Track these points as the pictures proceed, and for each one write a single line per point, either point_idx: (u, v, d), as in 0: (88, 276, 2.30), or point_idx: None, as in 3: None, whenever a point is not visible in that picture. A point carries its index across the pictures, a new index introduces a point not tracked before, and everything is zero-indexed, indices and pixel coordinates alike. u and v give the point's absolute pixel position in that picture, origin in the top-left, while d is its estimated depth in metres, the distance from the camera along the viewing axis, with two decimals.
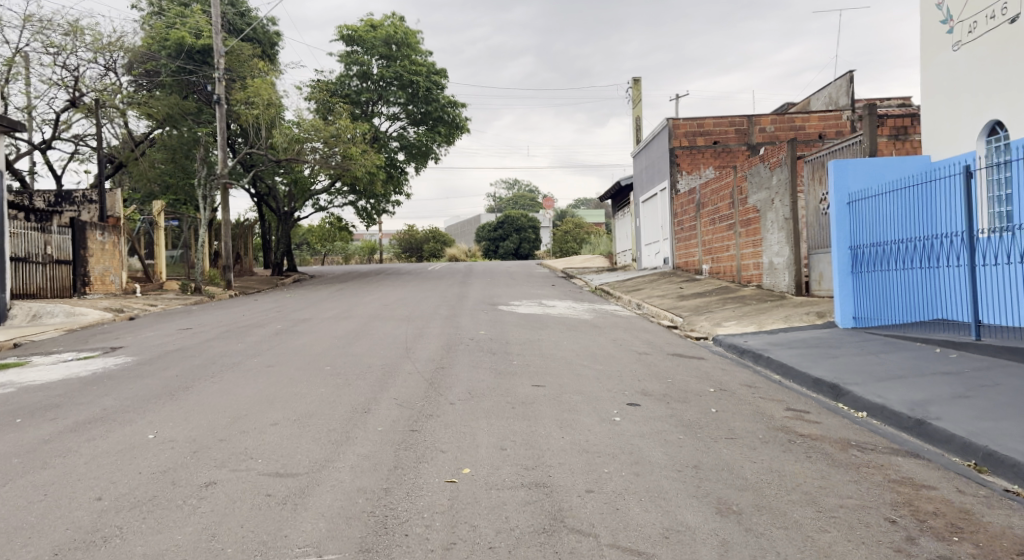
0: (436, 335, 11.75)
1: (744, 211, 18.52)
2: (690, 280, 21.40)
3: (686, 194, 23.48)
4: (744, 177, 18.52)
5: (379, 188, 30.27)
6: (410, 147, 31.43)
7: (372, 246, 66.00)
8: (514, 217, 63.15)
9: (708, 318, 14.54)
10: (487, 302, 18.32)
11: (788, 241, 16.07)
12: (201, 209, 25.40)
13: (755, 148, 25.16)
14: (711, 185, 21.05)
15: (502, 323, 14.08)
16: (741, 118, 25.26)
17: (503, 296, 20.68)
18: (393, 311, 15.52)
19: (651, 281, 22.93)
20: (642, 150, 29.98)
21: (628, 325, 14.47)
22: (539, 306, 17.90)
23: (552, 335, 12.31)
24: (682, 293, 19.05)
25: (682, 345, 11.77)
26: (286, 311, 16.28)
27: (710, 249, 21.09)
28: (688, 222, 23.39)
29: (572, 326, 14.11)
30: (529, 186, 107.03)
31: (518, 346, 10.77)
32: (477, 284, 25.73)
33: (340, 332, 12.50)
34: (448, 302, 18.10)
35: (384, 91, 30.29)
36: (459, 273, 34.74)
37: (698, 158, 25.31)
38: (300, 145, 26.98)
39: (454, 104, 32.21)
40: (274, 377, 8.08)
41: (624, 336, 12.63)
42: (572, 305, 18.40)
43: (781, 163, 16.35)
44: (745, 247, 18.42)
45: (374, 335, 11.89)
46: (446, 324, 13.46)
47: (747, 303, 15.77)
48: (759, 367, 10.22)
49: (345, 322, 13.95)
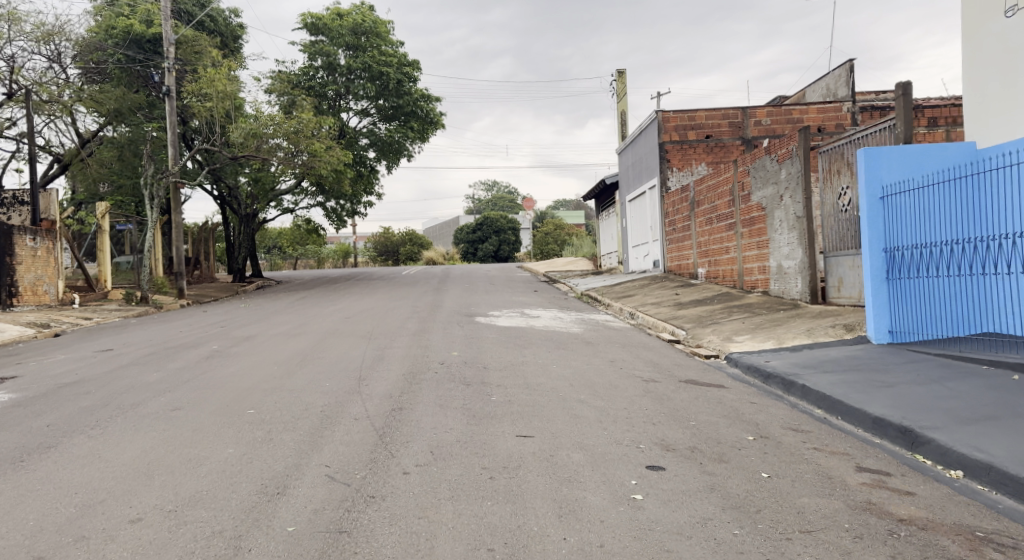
0: (399, 358, 9.87)
1: (747, 208, 16.65)
2: (685, 285, 19.58)
3: (679, 192, 21.64)
4: (746, 172, 16.66)
5: (347, 187, 28.39)
6: (381, 143, 29.59)
7: (347, 249, 63.82)
8: (493, 219, 61.19)
9: (714, 331, 12.72)
10: (463, 312, 16.41)
11: (801, 242, 14.23)
12: (149, 211, 23.23)
13: (751, 142, 23.32)
14: (707, 183, 19.19)
15: (479, 339, 12.18)
16: (735, 110, 23.38)
17: (481, 304, 18.74)
18: (354, 325, 13.60)
19: (642, 287, 21.08)
20: (628, 145, 28.10)
21: (622, 340, 12.63)
22: (522, 316, 16.03)
23: (537, 356, 10.44)
24: (677, 299, 17.23)
25: (691, 367, 9.96)
26: (233, 326, 14.31)
27: (706, 252, 19.27)
28: (681, 223, 21.57)
29: (559, 341, 12.26)
30: (508, 187, 105.17)
31: (498, 373, 8.89)
32: (453, 291, 23.77)
33: (287, 354, 10.58)
34: (419, 312, 16.20)
35: (352, 84, 28.35)
36: (435, 277, 32.79)
37: (691, 153, 23.48)
38: (261, 141, 25.01)
39: (427, 98, 30.29)
40: (176, 425, 6.19)
41: (621, 354, 10.80)
42: (557, 315, 16.49)
43: (792, 154, 14.50)
44: (749, 249, 16.57)
45: (325, 359, 9.92)
46: (413, 343, 11.56)
47: (756, 311, 13.96)
48: (793, 397, 8.37)
49: (296, 341, 12.00)
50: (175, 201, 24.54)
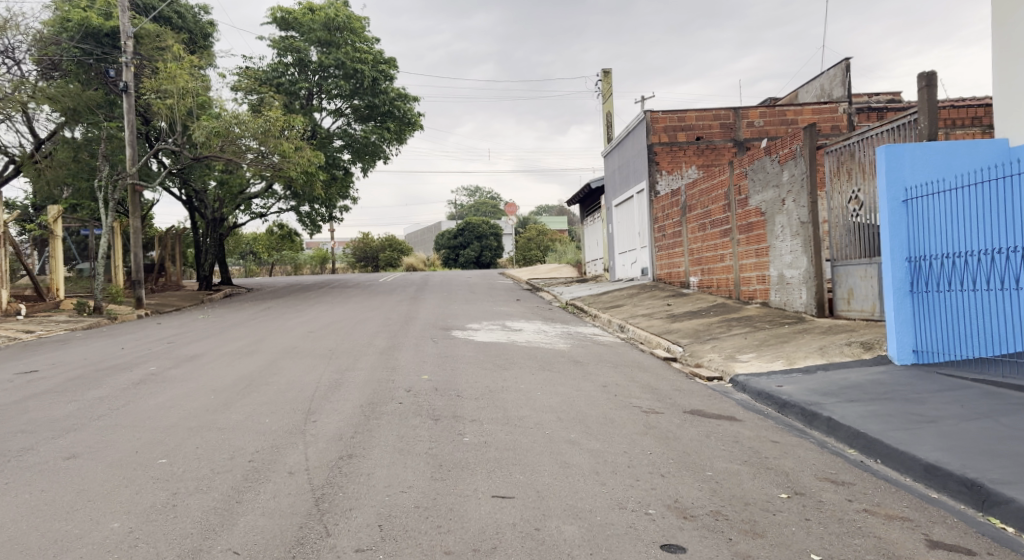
0: (360, 384, 8.62)
1: (744, 213, 15.41)
2: (676, 295, 18.40)
3: (670, 197, 20.47)
4: (743, 174, 15.46)
5: (319, 190, 27.25)
6: (355, 144, 28.49)
7: (324, 255, 62.39)
8: (474, 224, 59.96)
9: (714, 348, 11.53)
10: (439, 325, 15.17)
11: (806, 250, 12.96)
12: (104, 215, 21.99)
13: (743, 145, 22.13)
14: (700, 187, 18.02)
15: (454, 358, 10.93)
16: (726, 110, 22.16)
17: (458, 316, 17.47)
18: (316, 342, 12.33)
19: (630, 297, 19.89)
20: (615, 147, 26.89)
21: (613, 358, 11.42)
22: (502, 330, 14.82)
23: (519, 380, 9.22)
24: (670, 311, 16.05)
25: (693, 393, 8.77)
26: (184, 344, 13.01)
27: (699, 259, 18.10)
28: (672, 229, 20.41)
29: (543, 360, 11.05)
30: (490, 193, 104.02)
31: (474, 404, 7.65)
32: (430, 300, 22.49)
33: (233, 378, 9.31)
34: (390, 325, 14.99)
35: (325, 81, 27.24)
36: (413, 283, 31.51)
37: (680, 156, 22.28)
38: (229, 141, 23.95)
39: (404, 97, 29.17)
40: (59, 493, 4.92)
41: (614, 377, 9.60)
42: (540, 328, 15.25)
43: (795, 154, 13.20)
44: (746, 257, 15.38)
45: (273, 385, 8.62)
46: (380, 362, 10.30)
47: (758, 324, 12.78)
48: (818, 432, 7.16)
49: (248, 361, 10.72)
50: (133, 205, 23.44)
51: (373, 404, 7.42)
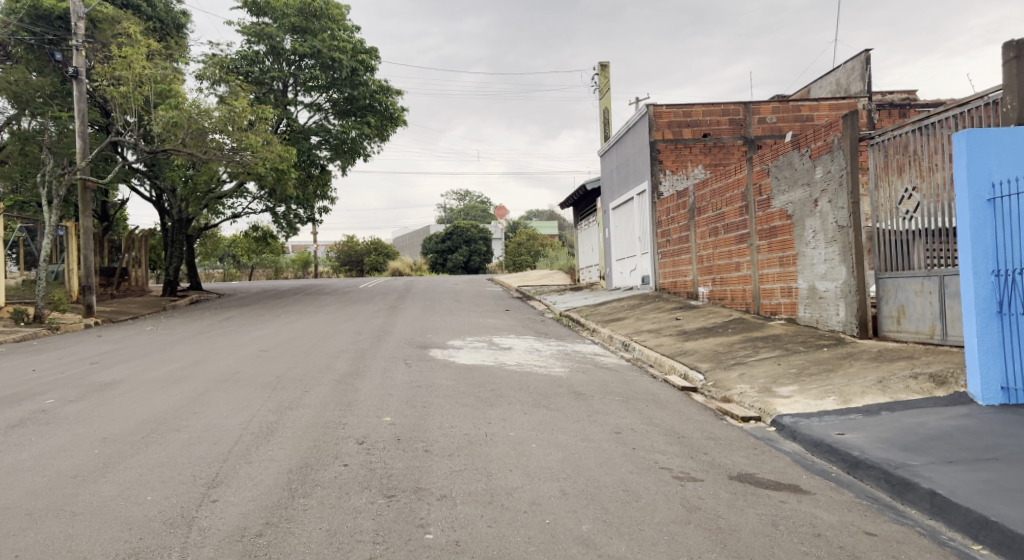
0: (300, 435, 6.65)
1: (765, 217, 13.41)
2: (683, 307, 16.48)
3: (675, 199, 18.52)
4: (765, 171, 13.46)
5: (291, 188, 25.40)
6: (332, 140, 26.56)
7: (308, 258, 60.32)
8: (463, 228, 57.87)
9: (742, 376, 9.58)
10: (415, 341, 13.24)
11: (844, 259, 10.94)
12: (48, 214, 20.99)
13: (754, 143, 20.14)
14: (712, 188, 16.06)
15: (427, 389, 8.96)
16: (735, 105, 20.18)
17: (439, 329, 15.50)
18: (264, 366, 10.37)
19: (631, 309, 17.96)
20: (612, 146, 24.93)
21: (621, 388, 9.45)
22: (488, 349, 12.86)
23: (507, 423, 7.28)
24: (680, 326, 14.10)
25: (731, 443, 6.83)
26: (109, 369, 11.08)
27: (710, 268, 16.14)
28: (678, 235, 18.46)
29: (536, 390, 9.10)
30: (480, 197, 101.77)
31: (446, 468, 5.70)
32: (411, 309, 20.58)
33: (143, 424, 7.37)
34: (358, 341, 13.07)
35: (299, 71, 25.57)
36: (396, 291, 29.52)
37: (685, 154, 20.31)
38: (193, 134, 22.27)
39: (386, 90, 27.25)
40: None
41: (626, 419, 7.65)
42: (531, 346, 13.30)
43: (831, 146, 11.19)
44: (768, 267, 13.39)
45: (185, 436, 6.66)
46: (335, 397, 8.35)
47: (789, 345, 10.82)
48: (916, 516, 5.22)
49: (172, 395, 8.78)
50: (84, 203, 22.25)
51: (307, 474, 5.45)
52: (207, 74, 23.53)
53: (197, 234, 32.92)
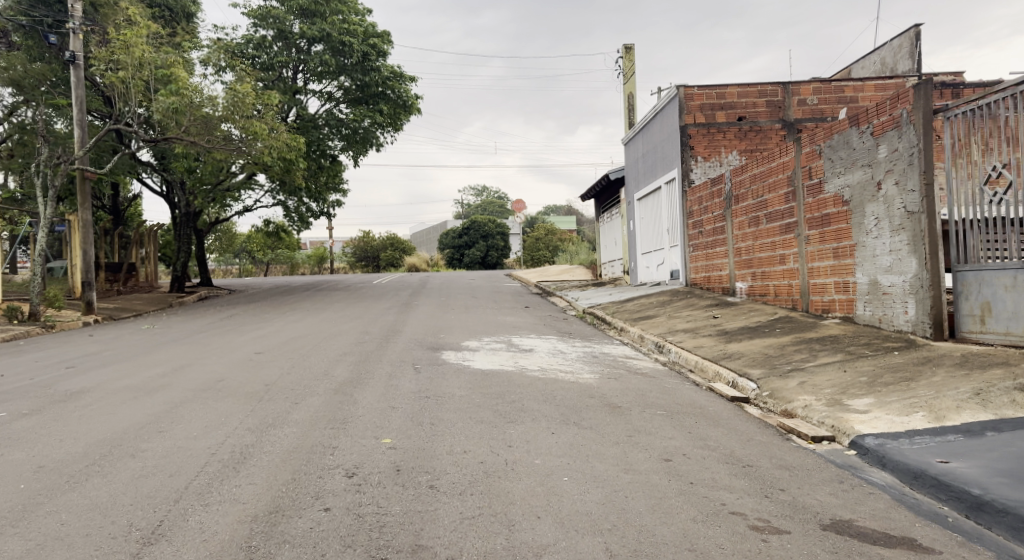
0: (277, 465, 5.45)
1: (816, 203, 12.06)
2: (720, 304, 15.14)
3: (709, 187, 17.17)
4: (816, 153, 12.10)
5: (299, 179, 24.26)
6: (343, 129, 25.42)
7: (323, 254, 59.34)
8: (480, 223, 56.71)
9: (803, 385, 8.27)
10: (427, 343, 11.98)
11: (915, 249, 9.57)
12: (45, 206, 19.90)
13: (794, 126, 18.77)
14: (752, 174, 14.72)
15: (438, 400, 7.72)
16: (773, 86, 18.83)
17: (454, 328, 14.26)
18: (253, 372, 9.16)
19: (661, 305, 16.64)
20: (637, 133, 23.58)
21: (663, 399, 8.14)
22: (507, 351, 11.56)
23: (532, 448, 6.00)
24: (719, 325, 12.77)
25: (810, 475, 5.50)
26: (85, 375, 9.95)
27: (749, 262, 14.79)
28: (711, 226, 17.10)
29: (563, 401, 7.80)
30: (497, 193, 100.52)
31: (457, 516, 4.45)
32: (425, 306, 19.36)
33: (92, 452, 6.13)
34: (363, 342, 11.83)
35: (308, 56, 24.43)
36: (410, 287, 28.31)
37: (718, 139, 18.96)
38: (197, 121, 21.17)
39: (399, 77, 26.05)
40: None
41: (675, 441, 6.34)
42: (555, 348, 12.02)
43: (898, 121, 9.83)
44: (819, 259, 12.04)
45: (137, 467, 5.49)
46: (328, 412, 7.10)
47: (851, 348, 9.44)
48: None
49: (141, 409, 7.58)
50: (83, 194, 21.18)
51: (269, 549, 4.14)
52: (210, 59, 22.36)
53: (207, 228, 31.88)
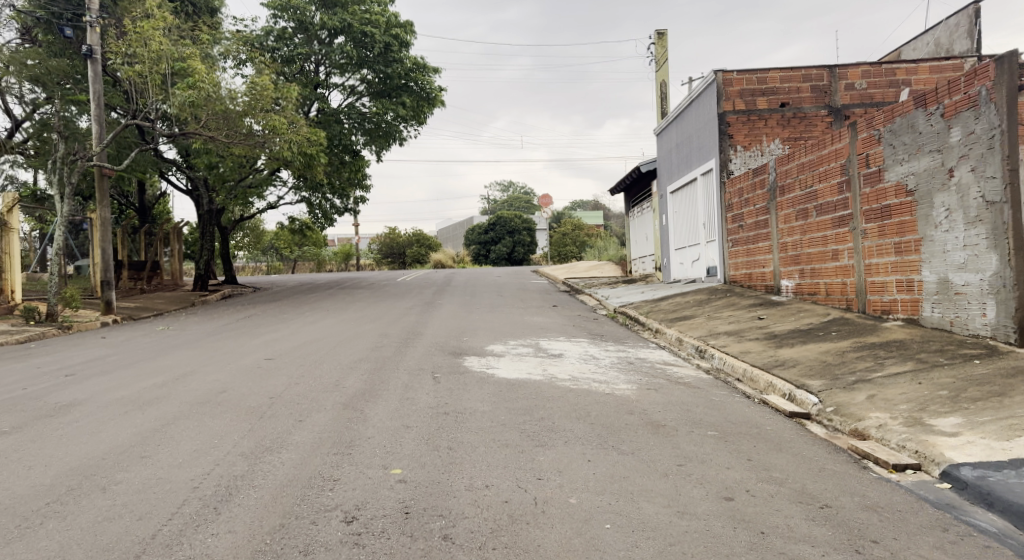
0: (263, 519, 4.63)
1: (875, 193, 11.07)
2: (763, 303, 14.14)
3: (749, 178, 16.20)
4: (874, 139, 11.11)
5: (321, 174, 23.57)
6: (365, 123, 24.69)
7: (349, 250, 58.72)
8: (506, 218, 55.83)
9: (873, 399, 7.30)
10: (449, 347, 11.11)
11: (995, 244, 8.56)
12: (63, 204, 19.18)
13: (841, 112, 17.80)
14: (798, 163, 13.75)
15: (459, 418, 6.85)
16: (819, 70, 17.85)
17: (479, 330, 13.39)
18: (257, 383, 8.35)
19: (699, 304, 15.65)
20: (670, 123, 22.61)
21: (712, 416, 7.18)
22: (534, 356, 10.66)
23: (567, 482, 5.10)
24: (766, 327, 11.79)
25: (907, 522, 4.57)
26: (79, 384, 9.17)
27: (796, 257, 13.80)
28: (752, 219, 16.11)
29: (599, 418, 6.88)
30: (523, 188, 99.61)
31: None
32: (449, 306, 18.48)
33: (62, 487, 5.30)
34: (381, 347, 10.98)
35: (328, 48, 23.68)
36: (435, 284, 27.48)
37: (759, 127, 18.02)
38: (216, 116, 20.43)
39: (422, 68, 25.24)
40: None
41: (735, 473, 5.40)
42: (588, 352, 11.10)
43: (975, 101, 8.80)
44: (878, 255, 11.05)
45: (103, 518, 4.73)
46: (334, 432, 6.25)
47: (922, 356, 8.42)
48: None
49: (129, 426, 6.78)
50: (101, 192, 20.48)
51: None
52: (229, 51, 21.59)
53: (231, 226, 31.34)
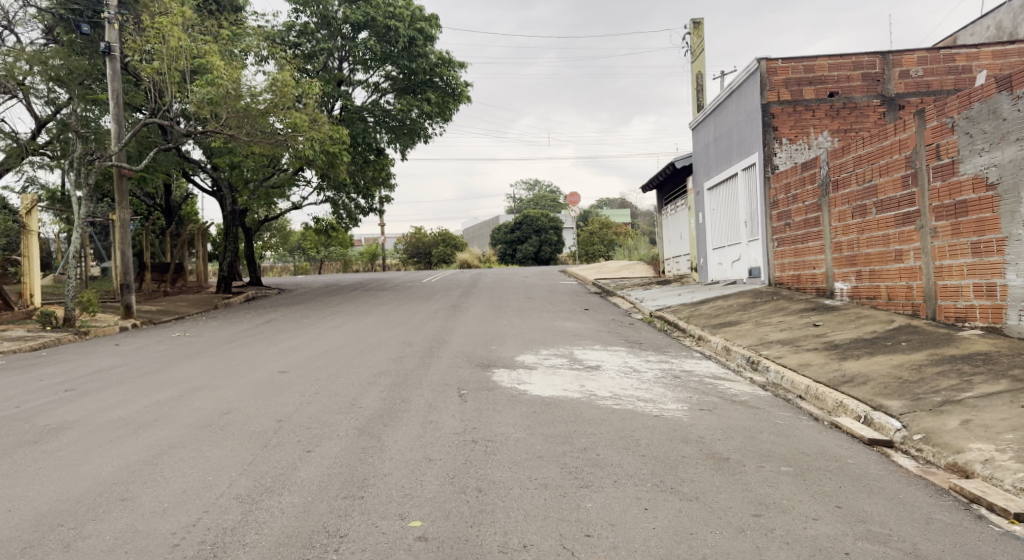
0: None
1: (948, 187, 10.10)
2: (816, 308, 13.10)
3: (797, 172, 15.19)
4: (946, 127, 10.13)
5: (343, 173, 22.84)
6: (388, 120, 23.94)
7: (374, 250, 58.05)
8: (533, 217, 54.89)
9: (970, 426, 6.30)
10: (477, 358, 10.20)
11: None
12: (80, 206, 18.39)
13: (895, 102, 16.72)
14: (854, 156, 12.78)
15: (491, 448, 5.94)
16: (871, 57, 16.82)
17: (510, 337, 12.46)
18: (265, 401, 7.47)
19: (744, 308, 14.62)
20: (708, 117, 21.60)
21: (782, 447, 6.19)
22: (570, 369, 9.72)
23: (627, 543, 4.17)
24: (824, 336, 10.75)
25: None
26: (70, 399, 8.31)
27: (853, 258, 12.87)
28: (801, 217, 15.09)
29: (652, 448, 5.93)
30: (549, 186, 98.62)
31: None
32: (477, 309, 17.55)
33: (19, 541, 4.41)
34: (404, 358, 10.09)
35: (352, 43, 22.92)
36: (461, 285, 26.63)
37: (807, 119, 16.99)
38: (238, 115, 19.64)
39: (448, 63, 24.46)
40: None
41: (830, 529, 4.43)
42: (629, 364, 10.12)
43: None
44: (951, 255, 10.08)
45: None
46: (346, 466, 5.37)
47: (1016, 372, 7.39)
48: None
49: (114, 453, 5.92)
50: (119, 192, 19.71)
51: None
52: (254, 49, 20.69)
53: (255, 227, 30.72)
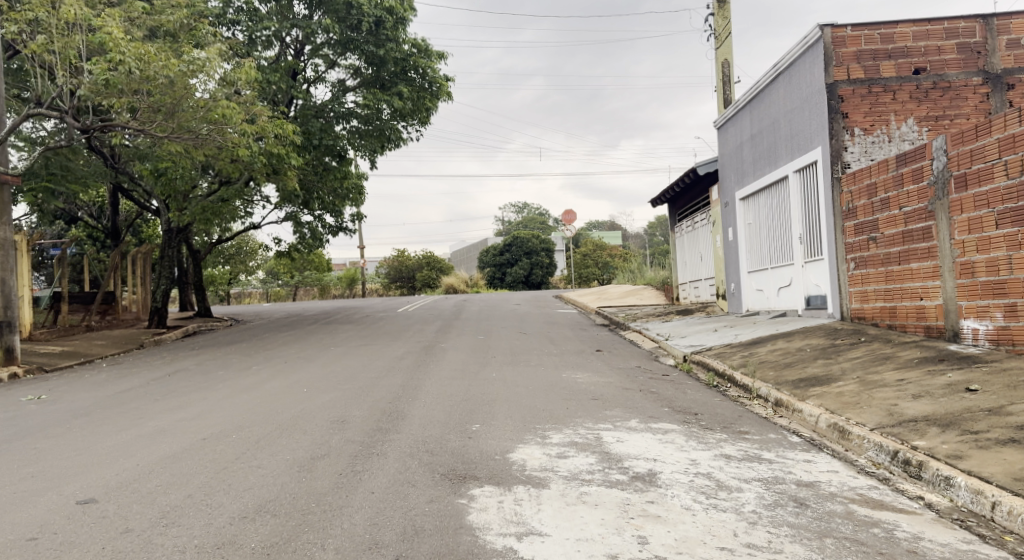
0: None
1: None
2: (943, 358, 9.03)
3: (889, 169, 11.17)
4: None
5: (294, 182, 18.78)
6: (350, 120, 19.89)
7: (353, 275, 53.76)
8: (523, 238, 50.83)
9: None
10: (443, 462, 6.02)
11: None
12: None
13: (1003, 79, 12.71)
14: (1002, 136, 8.82)
15: None
16: (969, 22, 12.85)
17: (498, 407, 8.27)
18: None
19: (826, 354, 10.51)
20: (740, 110, 17.61)
21: None
22: (604, 484, 5.56)
23: None
24: (1006, 415, 6.67)
25: None
26: None
27: (1000, 285, 8.88)
28: (895, 228, 11.07)
29: None
30: (539, 209, 94.86)
31: None
32: (456, 353, 13.35)
33: None
34: (318, 462, 5.88)
35: (305, 24, 18.92)
36: (442, 316, 22.47)
37: (886, 101, 13.00)
38: (150, 106, 15.48)
39: (425, 52, 20.44)
40: None
41: None
42: (706, 470, 5.94)
43: None
44: None
45: None
46: None
47: None
48: None
49: None
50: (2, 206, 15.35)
51: None
52: (192, 32, 16.43)
53: (205, 249, 26.50)
